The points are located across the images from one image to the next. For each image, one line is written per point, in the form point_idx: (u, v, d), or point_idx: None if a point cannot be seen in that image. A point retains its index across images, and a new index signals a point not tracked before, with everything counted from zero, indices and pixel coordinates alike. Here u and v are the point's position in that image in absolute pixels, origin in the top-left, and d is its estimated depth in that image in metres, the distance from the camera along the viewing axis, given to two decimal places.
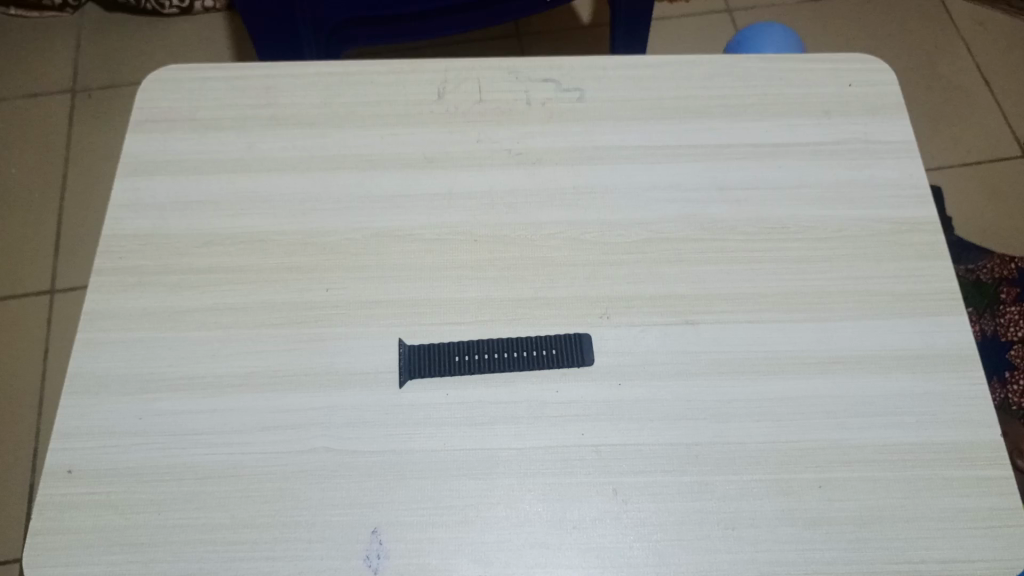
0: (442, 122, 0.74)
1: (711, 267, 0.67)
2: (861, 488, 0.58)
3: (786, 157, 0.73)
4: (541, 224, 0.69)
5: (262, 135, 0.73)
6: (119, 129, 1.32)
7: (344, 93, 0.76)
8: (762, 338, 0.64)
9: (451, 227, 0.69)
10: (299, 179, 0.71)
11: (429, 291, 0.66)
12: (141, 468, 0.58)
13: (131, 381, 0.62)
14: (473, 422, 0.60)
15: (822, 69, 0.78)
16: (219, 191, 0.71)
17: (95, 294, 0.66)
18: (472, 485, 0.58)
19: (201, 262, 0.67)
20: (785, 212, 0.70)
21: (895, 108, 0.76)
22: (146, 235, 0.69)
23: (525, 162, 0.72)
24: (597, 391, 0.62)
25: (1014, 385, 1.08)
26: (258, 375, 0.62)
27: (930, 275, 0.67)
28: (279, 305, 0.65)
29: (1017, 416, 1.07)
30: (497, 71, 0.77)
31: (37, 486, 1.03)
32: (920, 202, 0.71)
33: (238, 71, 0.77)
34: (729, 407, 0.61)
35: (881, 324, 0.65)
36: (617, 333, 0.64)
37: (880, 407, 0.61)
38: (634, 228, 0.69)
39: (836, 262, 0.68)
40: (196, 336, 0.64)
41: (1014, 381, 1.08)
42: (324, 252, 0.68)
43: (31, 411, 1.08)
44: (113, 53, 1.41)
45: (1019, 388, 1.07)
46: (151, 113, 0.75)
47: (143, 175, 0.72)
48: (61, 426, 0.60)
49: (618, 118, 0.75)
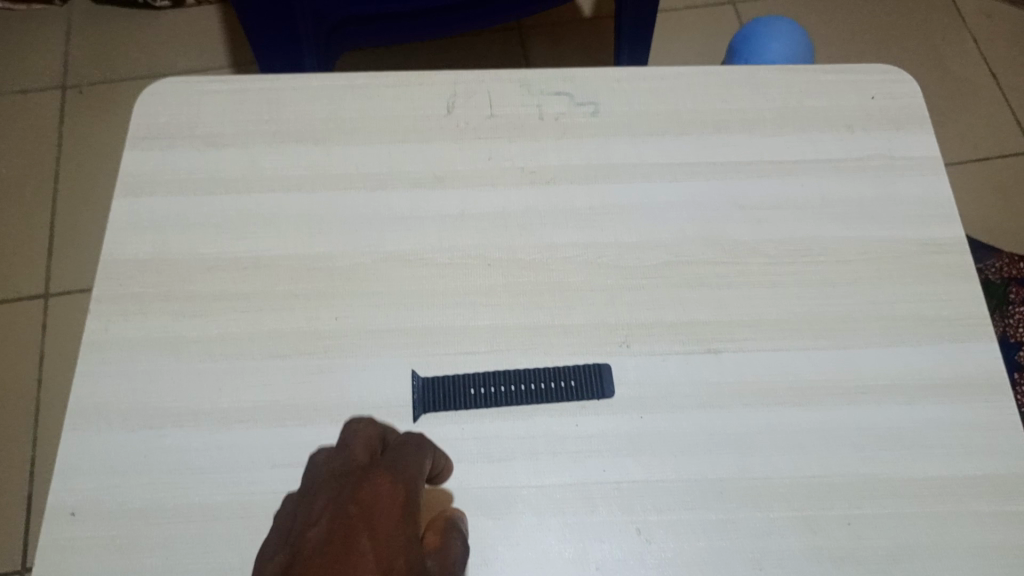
0: (452, 138, 0.71)
1: (734, 291, 0.65)
2: (891, 524, 0.57)
3: (809, 174, 0.70)
4: (557, 245, 0.67)
5: (265, 153, 0.71)
6: (113, 127, 1.29)
7: (349, 107, 0.73)
8: (787, 367, 0.62)
9: (463, 250, 0.66)
10: (304, 198, 0.68)
11: (442, 317, 0.64)
12: (146, 509, 0.56)
13: (135, 415, 0.60)
14: (491, 457, 0.58)
15: (844, 80, 0.75)
16: (222, 212, 0.68)
17: (94, 322, 0.63)
18: (491, 525, 0.56)
19: (205, 289, 0.65)
20: (808, 232, 0.67)
21: (921, 121, 0.73)
22: (146, 259, 0.66)
23: (539, 181, 0.69)
24: (619, 423, 0.60)
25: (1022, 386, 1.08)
26: (267, 409, 0.60)
27: (958, 298, 0.65)
28: (286, 334, 0.63)
29: None
30: (508, 83, 0.74)
31: (37, 494, 1.01)
32: (948, 222, 0.69)
33: (238, 84, 0.74)
34: (753, 439, 0.59)
35: (909, 349, 0.63)
36: (637, 362, 0.62)
37: (909, 438, 0.59)
38: (653, 250, 0.66)
39: (862, 284, 0.65)
40: (201, 367, 0.62)
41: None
42: (332, 277, 0.65)
43: (29, 416, 1.06)
44: (102, 46, 1.37)
45: None
46: (149, 129, 0.72)
47: (142, 195, 0.69)
48: (62, 463, 0.58)
49: (634, 132, 0.72)
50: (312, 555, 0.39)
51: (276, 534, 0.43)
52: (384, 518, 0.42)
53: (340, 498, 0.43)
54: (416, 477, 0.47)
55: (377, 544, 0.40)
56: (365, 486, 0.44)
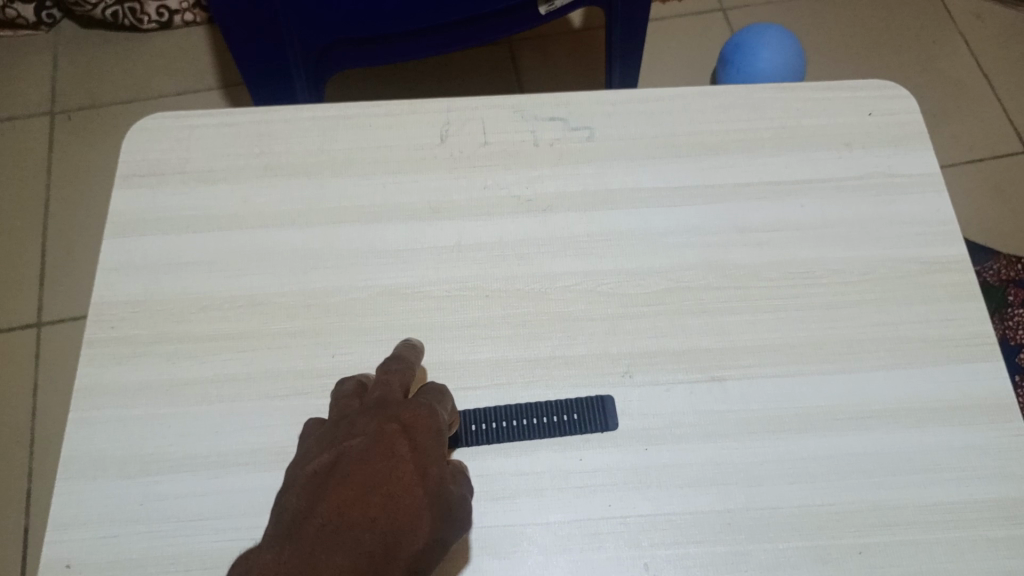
0: (446, 168, 0.70)
1: (736, 317, 0.64)
2: (903, 553, 0.56)
3: (808, 195, 0.69)
4: (556, 275, 0.66)
5: (257, 188, 0.70)
6: (103, 153, 1.28)
7: (341, 139, 0.72)
8: (792, 394, 0.61)
9: (461, 282, 0.66)
10: (298, 233, 0.67)
11: (441, 352, 0.63)
12: (144, 560, 0.55)
13: (130, 462, 0.59)
14: (494, 496, 0.57)
15: (840, 97, 0.74)
16: (215, 250, 0.67)
17: (86, 367, 0.62)
18: (497, 565, 0.55)
19: (199, 329, 0.64)
20: (810, 254, 0.67)
21: (919, 137, 0.73)
22: (138, 300, 0.65)
23: (535, 209, 0.69)
24: (623, 457, 0.59)
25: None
26: (265, 453, 0.59)
27: (963, 317, 0.65)
28: (284, 374, 0.62)
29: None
30: (501, 109, 0.73)
31: (35, 526, 1.00)
32: (949, 240, 0.68)
33: (228, 117, 0.73)
34: (760, 469, 0.58)
35: (915, 372, 0.62)
36: (640, 393, 0.61)
37: (918, 464, 0.59)
38: (652, 277, 0.66)
39: (865, 306, 0.65)
40: (197, 411, 0.60)
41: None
42: (328, 314, 0.64)
43: (24, 448, 1.05)
44: (89, 70, 1.35)
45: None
46: (138, 166, 0.71)
47: (133, 234, 0.68)
48: (57, 514, 0.57)
49: (630, 156, 0.71)
50: (360, 452, 0.46)
51: (318, 438, 0.50)
52: (418, 431, 0.49)
53: (379, 412, 0.50)
54: (442, 409, 0.53)
55: (410, 450, 0.48)
56: (401, 407, 0.51)
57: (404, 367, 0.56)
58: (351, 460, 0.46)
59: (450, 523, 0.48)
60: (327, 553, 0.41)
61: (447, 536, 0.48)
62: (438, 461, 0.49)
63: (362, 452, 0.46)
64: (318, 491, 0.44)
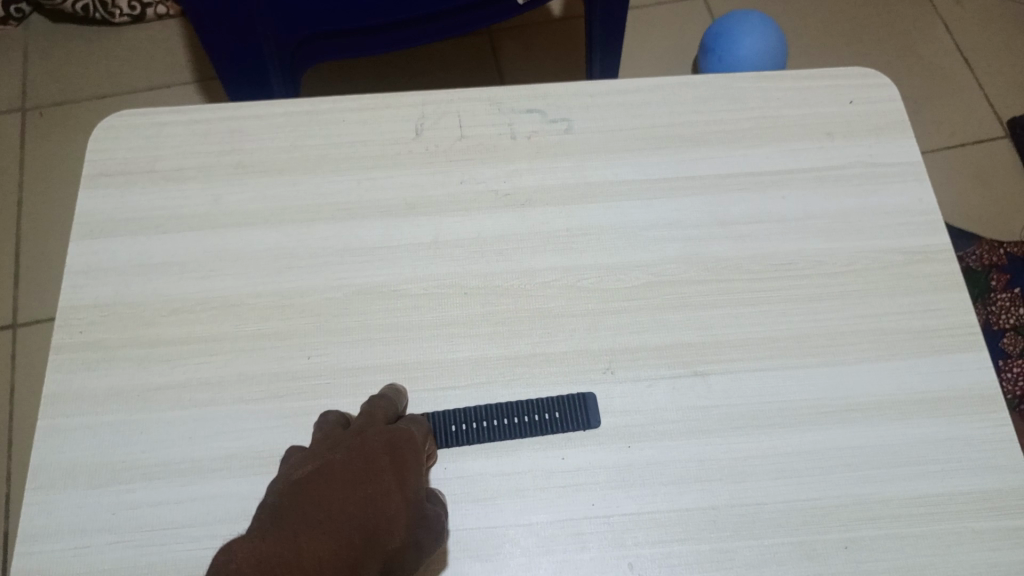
0: (422, 163, 0.69)
1: (718, 311, 0.63)
2: (889, 547, 0.55)
3: (790, 186, 0.68)
4: (536, 271, 0.65)
5: (228, 187, 0.68)
6: (76, 150, 1.25)
7: (314, 135, 0.70)
8: (776, 388, 0.60)
9: (439, 280, 0.64)
10: (271, 232, 0.66)
11: (420, 352, 0.61)
12: (118, 571, 0.54)
13: (102, 470, 0.57)
14: (476, 498, 0.56)
15: (820, 86, 0.73)
16: (187, 250, 0.65)
17: (55, 373, 0.61)
18: (479, 569, 0.54)
19: (172, 333, 0.62)
20: (792, 246, 0.66)
21: (900, 126, 0.72)
22: (108, 304, 0.63)
23: (514, 204, 0.67)
24: (606, 455, 0.58)
25: (1008, 373, 1.08)
26: (241, 458, 0.58)
27: (946, 308, 0.64)
28: (259, 377, 0.60)
29: (1013, 405, 1.07)
30: (478, 102, 0.72)
31: (13, 531, 0.98)
32: (932, 229, 0.68)
33: (198, 114, 0.71)
34: (744, 465, 0.58)
35: (899, 364, 0.61)
36: (622, 390, 0.60)
37: (904, 457, 0.58)
38: (633, 272, 0.65)
39: (848, 298, 0.64)
40: (170, 417, 0.59)
41: (1009, 368, 1.08)
42: (304, 314, 0.63)
43: (1, 452, 1.03)
44: (59, 65, 1.32)
45: (1013, 376, 1.08)
46: (106, 165, 0.69)
47: (101, 236, 0.66)
48: (27, 526, 0.55)
49: (610, 149, 0.70)
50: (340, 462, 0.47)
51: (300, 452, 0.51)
52: (399, 446, 0.51)
53: (361, 431, 0.51)
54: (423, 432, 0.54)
55: (389, 462, 0.49)
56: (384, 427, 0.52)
57: (389, 395, 0.57)
58: (330, 467, 0.47)
59: (426, 532, 0.49)
60: (300, 539, 0.41)
61: (419, 547, 0.48)
62: (416, 476, 0.50)
63: (342, 460, 0.47)
64: (295, 490, 0.45)
